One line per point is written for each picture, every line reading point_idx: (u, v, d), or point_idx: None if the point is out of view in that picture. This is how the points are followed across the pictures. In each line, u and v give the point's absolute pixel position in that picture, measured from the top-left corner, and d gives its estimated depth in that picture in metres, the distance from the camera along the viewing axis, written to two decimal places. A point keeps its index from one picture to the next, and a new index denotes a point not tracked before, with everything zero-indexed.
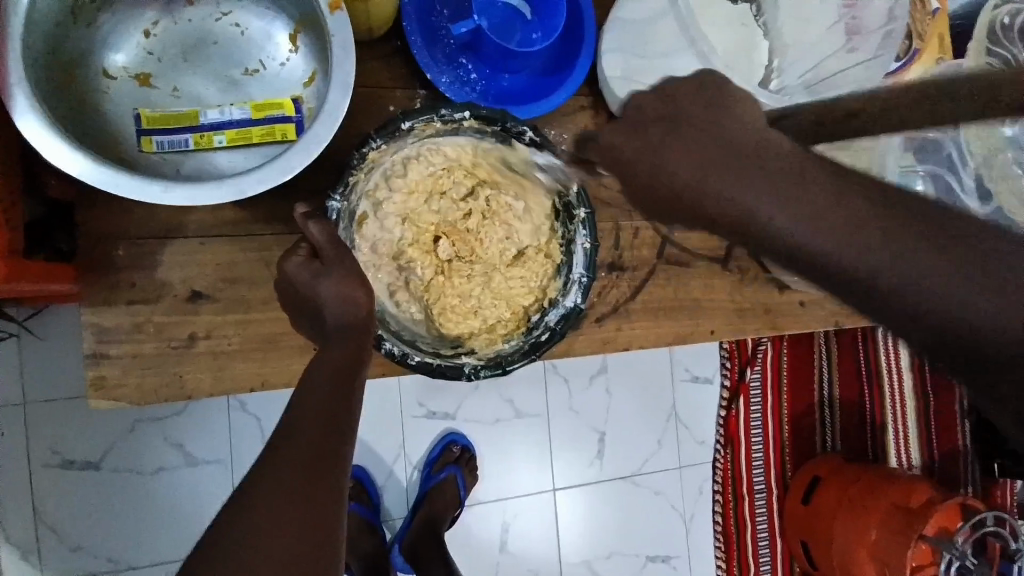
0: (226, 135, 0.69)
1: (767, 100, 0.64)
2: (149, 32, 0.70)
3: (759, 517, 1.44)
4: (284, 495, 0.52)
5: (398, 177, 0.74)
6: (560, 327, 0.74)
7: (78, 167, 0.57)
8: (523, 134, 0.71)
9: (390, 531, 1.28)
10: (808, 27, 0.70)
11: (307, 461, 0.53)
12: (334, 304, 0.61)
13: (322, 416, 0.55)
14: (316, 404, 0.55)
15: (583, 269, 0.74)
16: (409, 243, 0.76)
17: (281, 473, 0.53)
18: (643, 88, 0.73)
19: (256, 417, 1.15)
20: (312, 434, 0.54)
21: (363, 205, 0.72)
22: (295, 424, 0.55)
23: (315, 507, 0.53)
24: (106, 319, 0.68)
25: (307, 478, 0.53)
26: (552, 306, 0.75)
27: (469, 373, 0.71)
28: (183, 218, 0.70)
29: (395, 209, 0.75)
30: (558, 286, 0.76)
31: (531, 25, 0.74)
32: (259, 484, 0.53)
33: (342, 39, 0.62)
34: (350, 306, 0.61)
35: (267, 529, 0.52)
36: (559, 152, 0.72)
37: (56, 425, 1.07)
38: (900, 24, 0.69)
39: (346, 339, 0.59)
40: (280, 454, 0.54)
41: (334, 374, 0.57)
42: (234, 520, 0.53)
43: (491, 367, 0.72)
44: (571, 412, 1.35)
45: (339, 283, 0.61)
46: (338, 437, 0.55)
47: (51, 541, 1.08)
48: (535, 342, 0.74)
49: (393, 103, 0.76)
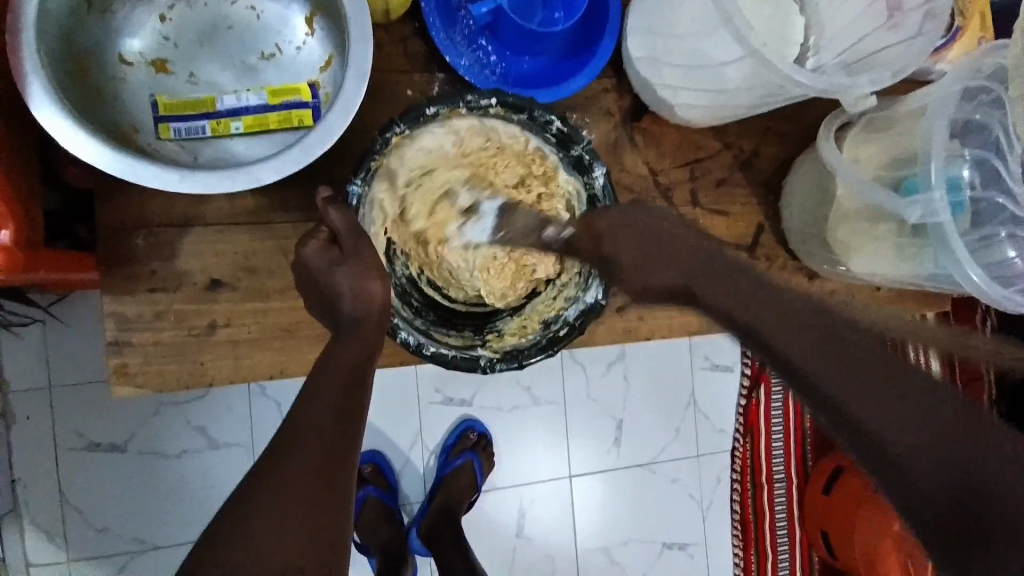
0: (243, 122, 0.68)
1: (804, 79, 0.60)
2: (164, 16, 0.69)
3: (778, 506, 1.42)
4: (296, 491, 0.51)
5: (424, 158, 0.74)
6: (579, 323, 0.72)
7: (95, 156, 0.56)
8: (550, 124, 0.70)
9: (408, 516, 1.29)
10: (841, 4, 0.67)
11: (321, 457, 0.52)
12: (350, 296, 0.59)
13: (334, 413, 0.54)
14: (328, 398, 0.54)
15: (603, 265, 0.70)
16: (434, 224, 0.78)
17: (294, 469, 0.51)
18: (669, 69, 0.70)
19: (275, 402, 1.15)
20: (327, 428, 0.53)
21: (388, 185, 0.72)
22: (305, 417, 0.53)
23: (327, 507, 0.51)
24: (127, 308, 0.68)
25: (320, 474, 0.52)
26: (571, 302, 0.73)
27: (485, 366, 0.70)
28: (200, 207, 0.69)
29: (422, 189, 0.76)
30: (578, 283, 0.73)
31: (552, 4, 0.72)
32: (267, 482, 0.52)
33: (360, 22, 0.60)
34: (364, 297, 0.60)
35: (277, 528, 0.50)
36: (586, 143, 0.71)
37: (81, 409, 1.09)
38: (945, 1, 0.63)
39: (358, 335, 0.58)
40: (293, 448, 0.52)
41: (348, 368, 0.56)
42: (244, 512, 0.51)
43: (506, 360, 0.71)
44: (588, 400, 1.34)
45: (356, 271, 0.60)
46: (353, 434, 0.54)
47: (78, 521, 1.10)
48: (553, 337, 0.72)
49: (411, 87, 0.74)
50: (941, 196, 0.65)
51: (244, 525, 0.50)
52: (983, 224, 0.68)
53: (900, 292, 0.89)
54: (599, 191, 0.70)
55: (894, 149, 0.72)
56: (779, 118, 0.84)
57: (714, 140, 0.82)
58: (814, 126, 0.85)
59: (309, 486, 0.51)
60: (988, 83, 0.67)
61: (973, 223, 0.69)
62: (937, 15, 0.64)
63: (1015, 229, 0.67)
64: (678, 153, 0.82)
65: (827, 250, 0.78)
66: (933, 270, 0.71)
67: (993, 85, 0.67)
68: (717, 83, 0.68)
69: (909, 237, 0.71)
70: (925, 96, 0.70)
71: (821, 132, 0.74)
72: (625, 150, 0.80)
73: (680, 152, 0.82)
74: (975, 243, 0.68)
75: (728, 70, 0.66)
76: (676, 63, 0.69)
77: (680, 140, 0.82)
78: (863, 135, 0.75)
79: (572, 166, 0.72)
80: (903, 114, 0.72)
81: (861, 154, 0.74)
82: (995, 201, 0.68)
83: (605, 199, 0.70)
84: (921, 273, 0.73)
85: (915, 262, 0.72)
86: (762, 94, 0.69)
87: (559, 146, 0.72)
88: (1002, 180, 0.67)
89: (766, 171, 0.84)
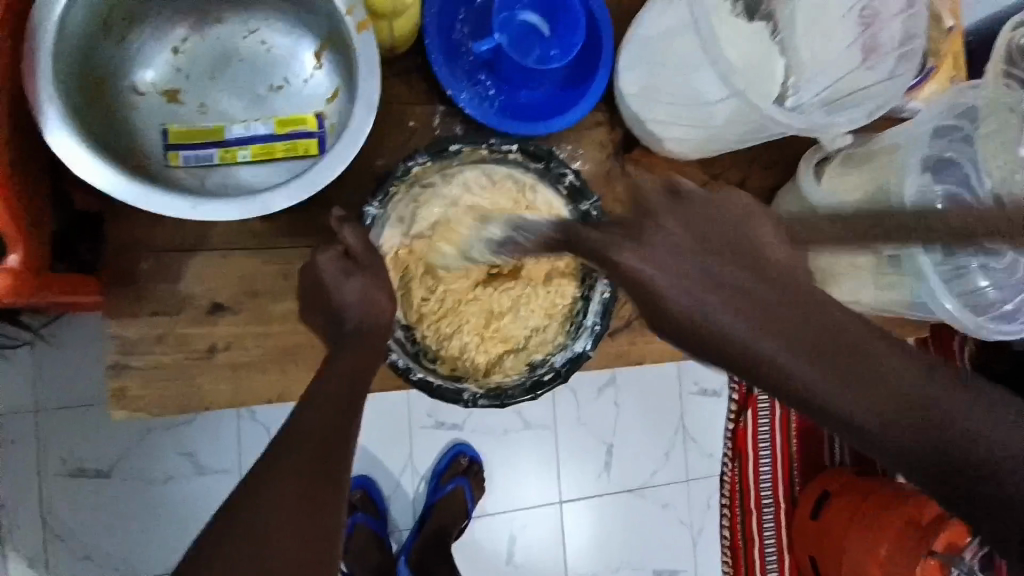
0: (251, 150, 0.71)
1: (785, 120, 0.64)
2: (176, 48, 0.72)
3: (767, 531, 1.43)
4: (290, 493, 0.53)
5: (440, 190, 0.75)
6: (564, 370, 0.75)
7: (109, 183, 0.58)
8: (563, 176, 0.74)
9: (397, 543, 1.28)
10: (824, 44, 0.71)
11: (315, 466, 0.54)
12: (358, 305, 0.61)
13: (327, 427, 0.55)
14: (323, 408, 0.55)
15: (597, 318, 0.75)
16: (442, 259, 0.77)
17: (284, 480, 0.53)
18: (659, 105, 0.74)
19: (265, 425, 1.15)
20: (317, 436, 0.54)
21: (400, 208, 0.73)
22: (300, 425, 0.55)
23: (318, 505, 0.53)
24: (130, 330, 0.69)
25: (314, 479, 0.53)
26: (559, 349, 0.76)
27: (468, 400, 0.72)
28: (206, 231, 0.71)
29: (435, 220, 0.76)
30: (569, 331, 0.77)
31: (549, 42, 0.75)
32: (264, 491, 0.53)
33: (368, 58, 0.63)
34: (372, 313, 0.61)
35: (279, 529, 0.52)
36: (595, 200, 0.72)
37: (67, 432, 1.08)
38: (918, 43, 0.70)
39: (359, 347, 0.59)
40: (290, 453, 0.54)
41: (344, 380, 0.57)
42: (241, 515, 0.53)
43: (490, 396, 0.72)
44: (579, 424, 1.35)
45: (366, 288, 0.62)
46: (345, 441, 0.55)
47: (61, 549, 1.08)
48: (538, 380, 0.74)
49: (413, 118, 0.77)
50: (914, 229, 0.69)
51: (242, 521, 0.52)
52: None
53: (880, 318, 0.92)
54: None
55: (873, 182, 0.75)
56: (764, 151, 0.88)
57: (702, 170, 0.86)
58: (798, 158, 0.89)
59: (301, 486, 0.53)
60: (959, 122, 0.73)
61: None
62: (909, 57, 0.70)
63: (986, 260, 0.69)
64: None
65: None
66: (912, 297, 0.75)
67: (963, 124, 0.72)
68: (704, 119, 0.72)
69: (887, 266, 0.74)
70: (902, 134, 0.75)
71: (802, 167, 0.81)
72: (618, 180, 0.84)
73: None
74: (949, 274, 0.70)
75: (715, 108, 0.69)
76: (669, 100, 0.73)
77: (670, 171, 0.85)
78: (840, 169, 0.79)
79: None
80: (879, 150, 0.76)
81: (841, 184, 0.77)
82: None
83: None
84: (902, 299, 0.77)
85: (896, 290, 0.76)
86: (746, 130, 0.72)
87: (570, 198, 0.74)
88: None
89: None
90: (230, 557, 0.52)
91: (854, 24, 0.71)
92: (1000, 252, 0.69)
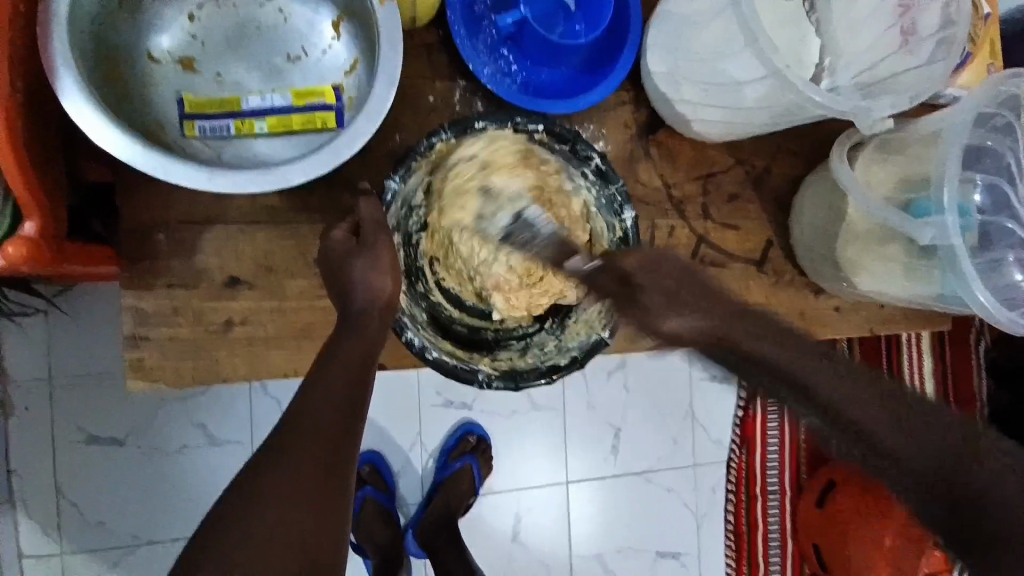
0: (267, 122, 0.69)
1: (822, 104, 0.62)
2: (193, 15, 0.70)
3: (771, 519, 1.43)
4: (299, 471, 0.53)
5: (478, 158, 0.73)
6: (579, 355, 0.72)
7: (125, 152, 0.57)
8: (590, 160, 0.72)
9: (405, 518, 1.29)
10: (860, 27, 0.69)
11: (322, 452, 0.54)
12: (363, 290, 0.60)
13: (334, 413, 0.55)
14: (336, 387, 0.56)
15: None
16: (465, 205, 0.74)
17: (292, 466, 0.53)
18: (688, 85, 0.72)
19: (276, 399, 1.15)
20: (327, 415, 0.55)
21: (440, 144, 0.69)
22: (311, 406, 0.55)
23: (331, 484, 0.53)
24: (146, 303, 0.68)
25: (324, 458, 0.53)
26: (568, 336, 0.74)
27: (483, 381, 0.70)
28: (223, 205, 0.70)
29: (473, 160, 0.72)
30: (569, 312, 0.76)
31: (574, 17, 0.72)
32: (270, 479, 0.53)
33: (391, 29, 0.62)
34: (380, 291, 0.61)
35: (290, 508, 0.52)
36: (621, 184, 0.72)
37: (83, 401, 1.09)
38: (962, 28, 0.65)
39: (363, 331, 0.60)
40: (303, 431, 0.54)
41: (352, 363, 0.57)
42: (254, 490, 0.53)
43: (505, 379, 0.70)
44: (587, 407, 1.35)
45: (372, 268, 0.61)
46: (356, 424, 0.56)
47: (76, 515, 1.09)
48: (554, 364, 0.72)
49: (433, 93, 0.75)
50: (953, 220, 0.66)
51: (252, 498, 0.52)
52: (993, 246, 0.69)
53: (902, 311, 0.90)
54: (627, 232, 0.72)
55: (905, 171, 0.73)
56: (792, 136, 0.85)
57: (727, 155, 0.84)
58: (826, 144, 0.86)
59: (314, 465, 0.53)
60: (999, 111, 0.69)
61: (982, 244, 0.70)
62: (949, 43, 0.66)
63: (1021, 254, 0.69)
64: (692, 167, 0.83)
65: (834, 267, 0.79)
66: (940, 291, 0.73)
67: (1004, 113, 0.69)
68: (734, 101, 0.69)
69: (918, 256, 0.73)
70: (942, 120, 0.71)
71: (835, 151, 0.76)
72: (640, 162, 0.81)
73: (694, 166, 0.83)
74: (985, 268, 0.69)
75: (745, 90, 0.67)
76: (698, 80, 0.70)
77: (694, 154, 0.83)
78: (877, 155, 0.76)
79: (605, 205, 0.74)
80: (916, 137, 0.73)
81: (872, 175, 0.75)
82: (1005, 225, 0.69)
83: (633, 238, 0.72)
84: (929, 292, 0.74)
85: (925, 281, 0.73)
86: (777, 113, 0.70)
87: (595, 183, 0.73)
88: (1012, 206, 0.69)
89: (778, 187, 0.86)
90: (231, 537, 0.51)
91: (892, 6, 0.68)
92: None
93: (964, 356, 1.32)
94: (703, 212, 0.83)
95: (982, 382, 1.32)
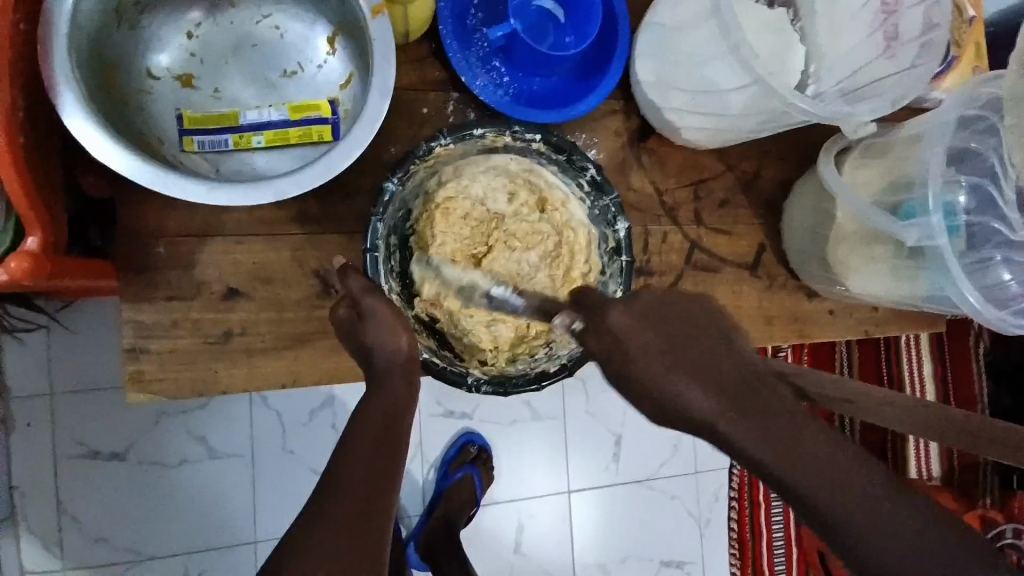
0: (264, 136, 0.70)
1: (806, 108, 0.63)
2: (191, 33, 0.72)
3: (775, 526, 1.41)
4: (342, 500, 0.53)
5: (472, 168, 0.76)
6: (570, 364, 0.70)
7: (124, 166, 0.58)
8: (586, 171, 0.73)
9: (407, 529, 1.28)
10: (844, 35, 0.70)
11: (371, 481, 0.54)
12: (383, 346, 0.60)
13: (380, 440, 0.56)
14: (376, 418, 0.57)
15: None
16: (451, 224, 0.76)
17: (335, 491, 0.54)
18: (677, 92, 0.73)
19: (277, 412, 1.16)
20: (373, 449, 0.55)
21: (432, 161, 0.72)
22: (354, 439, 0.56)
23: (375, 535, 0.52)
24: (144, 316, 0.69)
25: (373, 484, 0.54)
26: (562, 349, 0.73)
27: (471, 385, 0.70)
28: (220, 218, 0.71)
29: (459, 182, 0.76)
30: None
31: (564, 28, 0.75)
32: (311, 510, 0.53)
33: (383, 43, 0.63)
34: (392, 345, 0.60)
35: (325, 536, 0.51)
36: (615, 196, 0.73)
37: (82, 416, 1.09)
38: (940, 33, 0.67)
39: (408, 375, 0.60)
40: (349, 471, 0.54)
41: (388, 406, 0.58)
42: (300, 523, 0.53)
43: (493, 384, 0.70)
44: (587, 414, 1.35)
45: (386, 327, 0.61)
46: (396, 468, 0.56)
47: (76, 530, 1.09)
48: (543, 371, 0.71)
49: (427, 105, 0.76)
50: (937, 221, 0.67)
51: (299, 527, 0.53)
52: (978, 248, 0.71)
53: (896, 312, 0.91)
54: (622, 240, 0.73)
55: (891, 173, 0.74)
56: (781, 140, 0.87)
57: (717, 161, 0.85)
58: (815, 149, 0.88)
59: (353, 497, 0.53)
60: (983, 112, 0.70)
61: (968, 245, 0.71)
62: (930, 47, 0.67)
63: (1008, 252, 0.70)
64: (683, 173, 0.84)
65: (825, 269, 0.80)
66: (930, 291, 0.73)
67: (988, 114, 0.70)
68: (722, 107, 0.70)
69: (906, 257, 0.73)
70: (924, 123, 0.73)
71: (822, 156, 0.77)
72: (632, 170, 0.83)
73: (685, 172, 0.84)
74: (971, 265, 0.70)
75: (732, 96, 0.68)
76: (688, 88, 0.71)
77: (685, 160, 0.84)
78: (860, 160, 0.78)
79: (600, 215, 0.75)
80: (902, 140, 0.75)
81: (858, 179, 0.77)
82: (990, 225, 0.70)
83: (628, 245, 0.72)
84: (917, 293, 0.75)
85: (913, 283, 0.74)
86: (766, 118, 0.71)
87: (591, 194, 0.74)
88: (996, 206, 0.70)
89: (768, 191, 0.87)
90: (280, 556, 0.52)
91: (874, 12, 0.69)
92: (1022, 242, 0.69)
93: (961, 355, 1.32)
94: (696, 218, 0.84)
95: (982, 383, 1.31)
